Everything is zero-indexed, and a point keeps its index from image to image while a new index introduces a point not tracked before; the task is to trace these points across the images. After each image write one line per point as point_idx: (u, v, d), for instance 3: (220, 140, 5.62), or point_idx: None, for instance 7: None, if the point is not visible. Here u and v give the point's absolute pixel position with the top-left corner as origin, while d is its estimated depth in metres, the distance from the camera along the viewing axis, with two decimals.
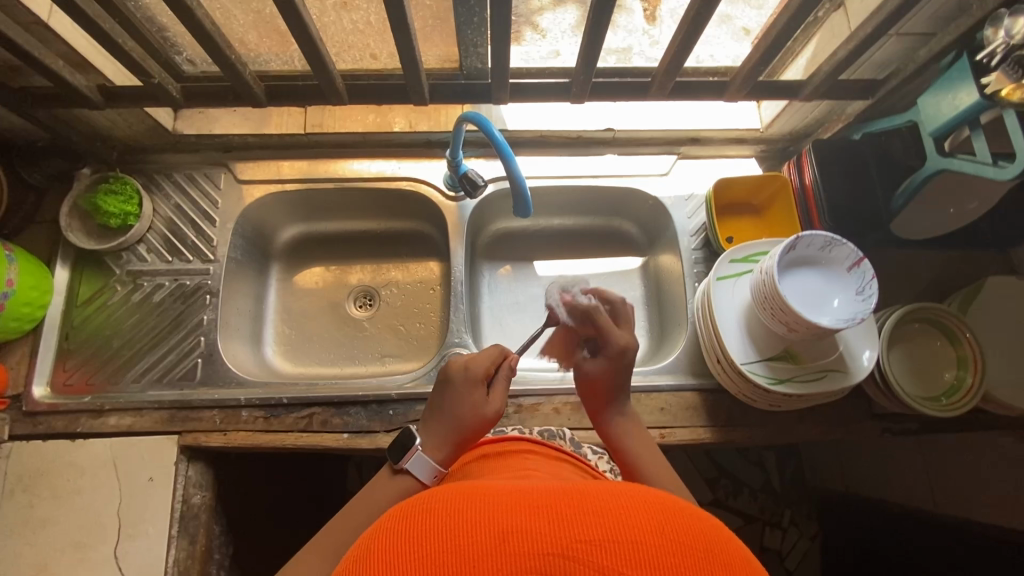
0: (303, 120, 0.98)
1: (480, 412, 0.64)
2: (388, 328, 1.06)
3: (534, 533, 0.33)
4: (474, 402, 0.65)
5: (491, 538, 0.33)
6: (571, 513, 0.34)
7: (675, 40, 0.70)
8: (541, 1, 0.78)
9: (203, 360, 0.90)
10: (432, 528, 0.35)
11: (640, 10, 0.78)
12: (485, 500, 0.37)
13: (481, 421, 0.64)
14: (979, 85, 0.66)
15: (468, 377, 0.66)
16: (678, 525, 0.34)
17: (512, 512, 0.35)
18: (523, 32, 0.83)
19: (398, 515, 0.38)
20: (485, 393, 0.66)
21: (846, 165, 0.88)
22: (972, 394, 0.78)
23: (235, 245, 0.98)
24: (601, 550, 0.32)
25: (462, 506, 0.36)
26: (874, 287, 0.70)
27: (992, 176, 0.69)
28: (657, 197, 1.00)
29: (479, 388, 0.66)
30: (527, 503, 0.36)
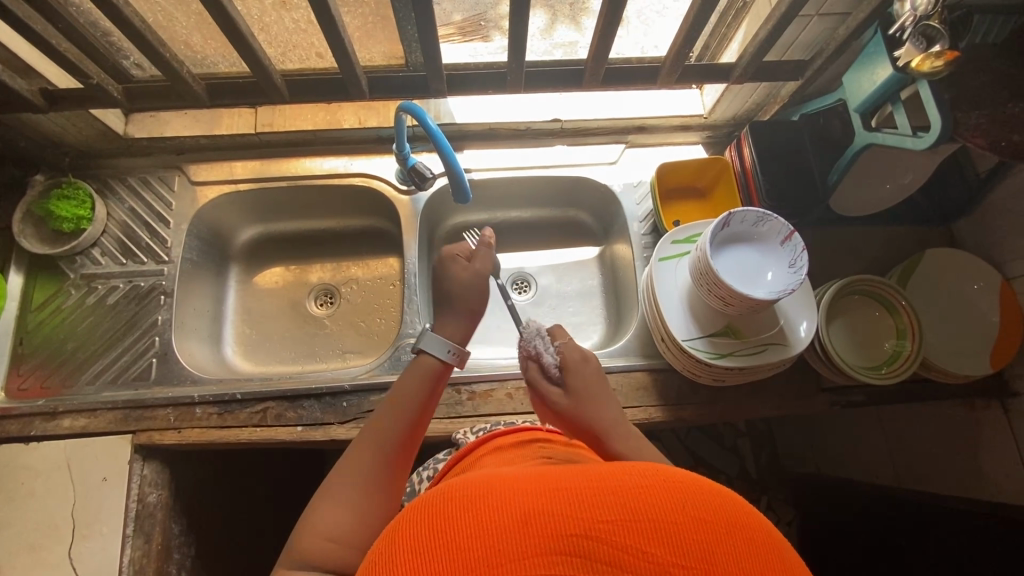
0: (253, 119, 0.98)
1: (462, 275, 0.69)
2: (349, 325, 1.07)
3: (557, 515, 0.34)
4: (453, 270, 0.70)
5: (513, 523, 0.34)
6: (593, 495, 0.35)
7: (598, 29, 0.72)
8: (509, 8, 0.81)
9: (158, 359, 0.90)
10: (454, 512, 0.36)
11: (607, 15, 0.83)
12: (503, 485, 0.37)
13: (462, 280, 0.68)
14: (893, 58, 0.68)
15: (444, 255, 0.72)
16: (697, 503, 0.36)
17: (532, 495, 0.36)
18: (492, 35, 0.85)
19: (417, 505, 0.38)
20: (463, 263, 0.71)
21: (781, 146, 0.90)
22: (912, 360, 0.79)
23: (190, 247, 0.99)
24: (622, 530, 0.33)
25: (483, 491, 0.37)
26: (805, 259, 0.72)
27: (911, 146, 0.71)
28: (608, 185, 1.03)
29: (457, 258, 0.71)
30: (547, 486, 0.37)
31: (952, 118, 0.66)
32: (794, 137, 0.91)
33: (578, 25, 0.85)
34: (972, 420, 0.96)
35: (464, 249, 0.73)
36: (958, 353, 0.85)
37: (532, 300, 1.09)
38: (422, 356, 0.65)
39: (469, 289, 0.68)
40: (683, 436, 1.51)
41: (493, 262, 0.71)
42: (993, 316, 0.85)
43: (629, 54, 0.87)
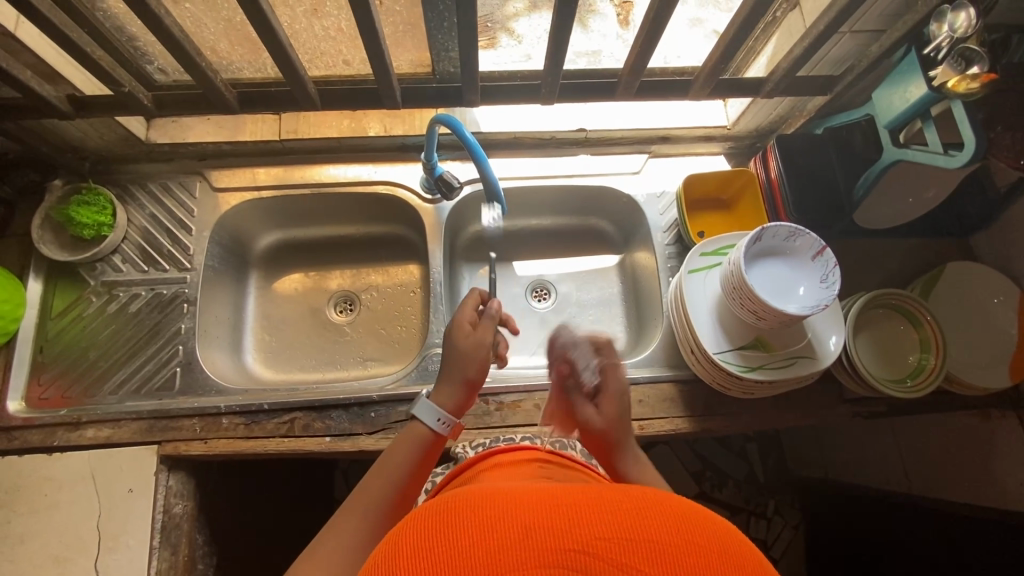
0: (277, 126, 0.98)
1: (463, 347, 0.67)
2: (369, 332, 1.06)
3: (557, 530, 0.35)
4: (456, 339, 0.68)
5: (515, 534, 0.35)
6: (593, 514, 0.37)
7: (638, 41, 0.72)
8: (515, 6, 0.83)
9: (182, 369, 0.89)
10: (458, 522, 0.37)
11: (614, 15, 0.84)
12: (509, 500, 0.39)
13: (463, 355, 0.67)
14: (927, 77, 0.69)
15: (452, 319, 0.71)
16: (689, 527, 0.37)
17: (535, 511, 0.37)
18: (498, 36, 0.86)
19: (423, 512, 0.39)
20: (467, 331, 0.69)
21: (807, 159, 0.91)
22: (935, 374, 0.81)
23: (212, 253, 0.98)
24: (617, 547, 0.34)
25: (487, 504, 0.38)
26: (837, 275, 0.73)
27: (944, 164, 0.72)
28: (631, 195, 1.03)
29: (464, 323, 0.70)
30: (548, 504, 0.38)
31: (985, 137, 0.68)
32: (821, 151, 0.91)
33: (582, 22, 0.85)
34: (987, 431, 0.98)
35: (472, 316, 0.72)
36: (980, 365, 0.86)
37: (552, 308, 1.10)
38: (414, 423, 0.65)
39: (468, 360, 0.67)
40: (693, 441, 1.52)
41: (495, 330, 0.70)
42: (1011, 329, 0.87)
43: (655, 66, 0.87)
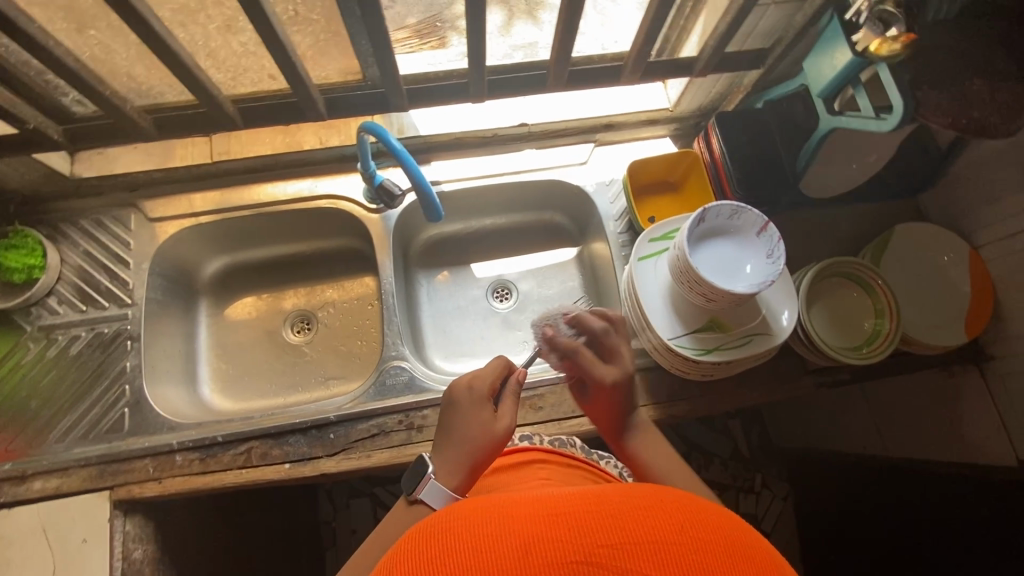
0: (208, 148, 0.95)
1: (491, 430, 0.66)
2: (329, 349, 1.04)
3: (559, 543, 0.35)
4: (482, 421, 0.67)
5: (515, 552, 0.35)
6: (593, 521, 0.37)
7: (559, 29, 0.70)
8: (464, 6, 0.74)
9: (130, 409, 0.86)
10: (457, 546, 0.36)
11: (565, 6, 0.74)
12: (506, 515, 0.39)
13: (490, 437, 0.66)
14: (851, 43, 0.69)
15: (473, 396, 0.69)
16: (694, 523, 0.37)
17: (534, 525, 0.37)
18: (448, 37, 0.79)
19: (419, 539, 0.39)
20: (492, 412, 0.68)
21: (748, 135, 0.90)
22: (891, 339, 0.81)
23: (154, 286, 0.94)
24: (621, 554, 0.34)
25: (485, 524, 0.38)
26: (782, 249, 0.73)
27: (875, 128, 0.72)
28: (581, 186, 1.01)
29: (485, 406, 0.68)
30: (545, 515, 0.38)
31: (913, 98, 0.68)
32: (762, 124, 0.91)
33: (534, 15, 0.76)
34: (950, 387, 0.99)
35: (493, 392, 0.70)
36: (935, 326, 0.88)
37: (514, 307, 1.10)
38: (417, 505, 0.63)
39: (488, 447, 0.65)
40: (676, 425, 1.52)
41: (517, 410, 0.70)
42: (965, 286, 0.89)
43: (590, 52, 0.83)
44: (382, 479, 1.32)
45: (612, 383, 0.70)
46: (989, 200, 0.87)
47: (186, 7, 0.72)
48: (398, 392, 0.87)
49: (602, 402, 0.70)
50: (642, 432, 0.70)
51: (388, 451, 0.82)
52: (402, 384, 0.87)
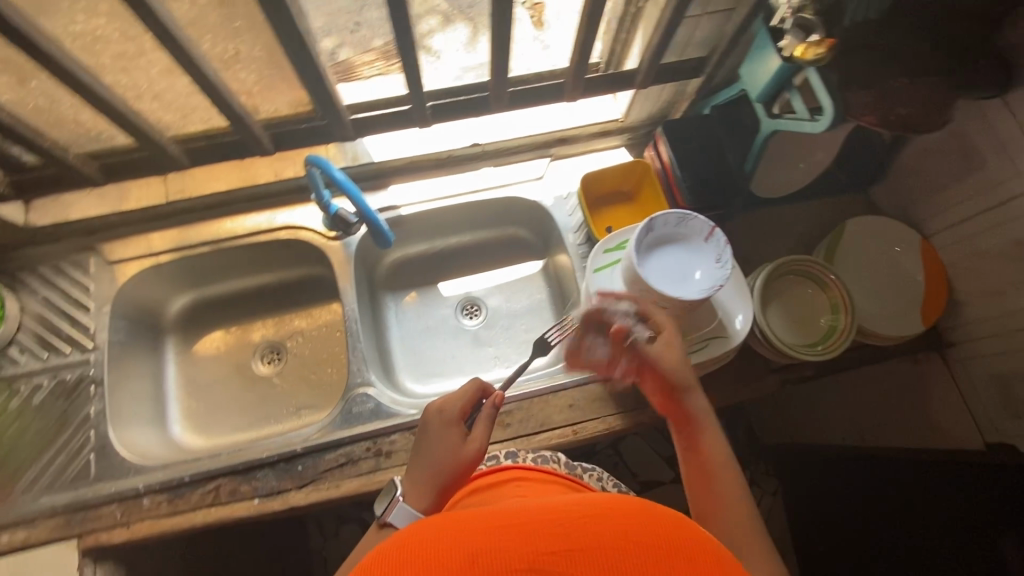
0: (163, 188, 0.96)
1: (458, 456, 0.65)
2: (299, 379, 1.04)
3: (507, 551, 0.39)
4: (450, 446, 0.66)
5: (467, 561, 0.39)
6: (542, 531, 0.41)
7: (493, 50, 0.72)
8: (428, 24, 0.74)
9: (96, 454, 0.86)
10: (414, 557, 0.40)
11: (527, 18, 0.76)
12: (464, 529, 0.42)
13: (457, 463, 0.65)
14: (779, 49, 0.70)
15: (443, 419, 0.68)
16: (633, 530, 0.41)
17: (488, 536, 0.41)
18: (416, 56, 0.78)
19: (382, 552, 0.42)
20: (462, 436, 0.67)
21: (696, 141, 0.92)
22: (846, 334, 0.82)
23: (117, 328, 0.94)
24: (563, 560, 0.38)
25: (443, 536, 0.41)
26: (729, 253, 0.74)
27: (811, 130, 0.73)
28: (539, 201, 1.02)
29: (455, 430, 0.67)
30: (498, 527, 0.42)
31: (841, 100, 0.69)
32: (709, 130, 0.92)
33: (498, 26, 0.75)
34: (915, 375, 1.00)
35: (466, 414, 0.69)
36: (891, 317, 0.89)
37: (483, 324, 1.10)
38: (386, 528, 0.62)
39: (455, 473, 0.65)
40: None
41: (490, 433, 0.68)
42: (918, 275, 0.91)
43: (541, 69, 0.84)
44: (368, 503, 1.31)
45: (664, 362, 0.70)
46: (933, 189, 0.89)
47: (126, 53, 0.74)
48: (364, 420, 0.86)
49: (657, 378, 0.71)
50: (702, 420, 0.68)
51: (357, 479, 0.82)
52: (368, 413, 0.87)
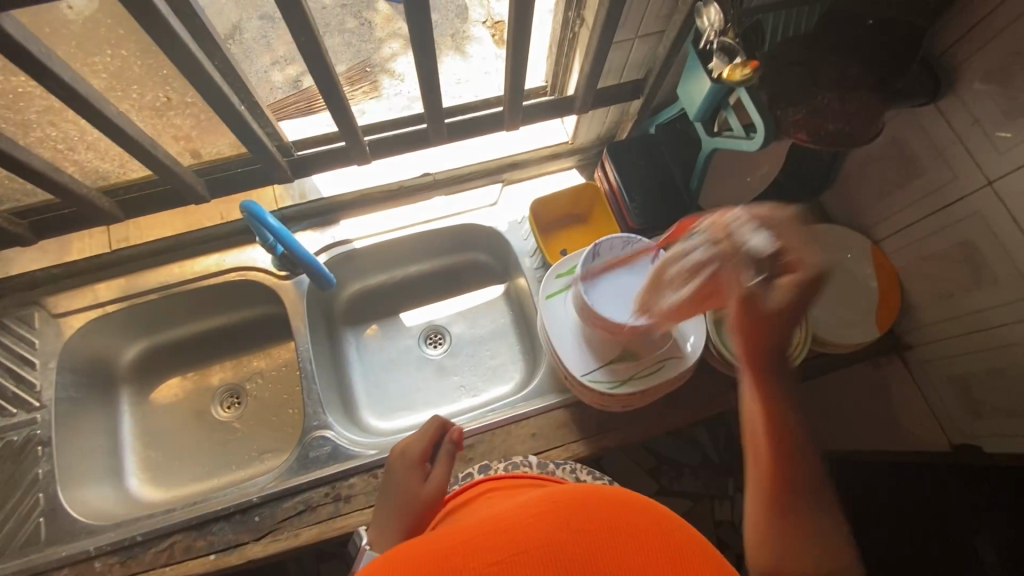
0: (107, 238, 0.95)
1: (421, 495, 0.63)
2: (261, 422, 1.02)
3: (453, 567, 0.37)
4: (411, 485, 0.64)
5: None
6: (489, 541, 0.39)
7: (423, 79, 0.73)
8: (392, 53, 1.02)
9: (46, 518, 0.83)
10: None
11: (488, 37, 0.99)
12: (411, 554, 0.40)
13: (421, 502, 0.62)
14: (709, 70, 0.70)
15: (404, 461, 0.67)
16: (580, 517, 0.40)
17: (433, 558, 0.38)
18: (380, 78, 1.02)
19: None
20: (422, 476, 0.65)
21: (641, 162, 0.92)
22: (800, 347, 0.82)
23: (64, 383, 0.91)
24: (510, 565, 0.37)
25: (387, 566, 0.39)
26: (674, 274, 0.75)
27: (747, 148, 0.74)
28: (493, 227, 1.02)
29: (414, 469, 0.65)
30: (444, 547, 0.40)
31: (773, 119, 0.69)
32: (654, 149, 0.93)
33: (461, 49, 0.99)
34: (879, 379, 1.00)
35: (424, 453, 0.67)
36: (846, 325, 0.89)
37: (446, 353, 1.08)
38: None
39: (420, 512, 0.62)
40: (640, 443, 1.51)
41: (452, 468, 0.66)
42: (871, 281, 0.91)
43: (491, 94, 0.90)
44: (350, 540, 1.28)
45: (777, 310, 0.46)
46: (877, 195, 0.90)
47: (52, 108, 0.72)
48: (322, 463, 0.85)
49: (757, 333, 0.46)
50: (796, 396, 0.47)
51: (316, 528, 0.80)
52: (326, 456, 0.86)
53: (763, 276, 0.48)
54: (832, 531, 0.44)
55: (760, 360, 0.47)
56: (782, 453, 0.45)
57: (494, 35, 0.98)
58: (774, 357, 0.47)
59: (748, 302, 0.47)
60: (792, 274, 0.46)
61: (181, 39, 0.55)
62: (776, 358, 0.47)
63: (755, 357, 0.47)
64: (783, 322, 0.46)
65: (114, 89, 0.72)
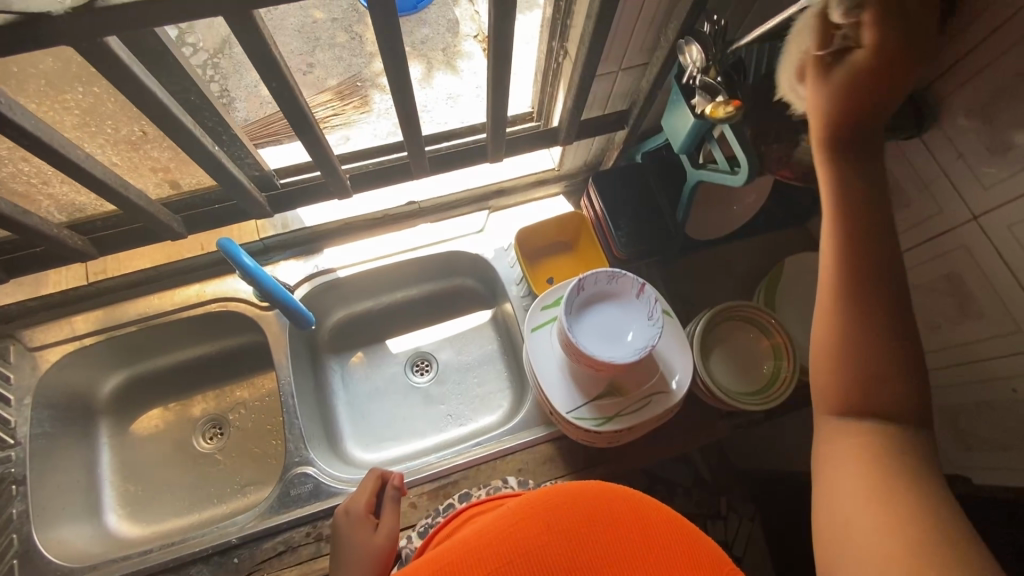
0: (84, 270, 0.93)
1: (374, 544, 0.67)
2: (243, 454, 1.00)
3: None
4: (363, 536, 0.68)
5: None
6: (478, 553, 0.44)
7: (402, 111, 0.72)
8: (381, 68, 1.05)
9: (19, 561, 0.81)
10: None
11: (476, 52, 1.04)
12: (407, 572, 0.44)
13: (375, 549, 0.67)
14: (691, 106, 0.70)
15: (350, 518, 0.71)
16: (557, 517, 0.45)
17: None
18: (370, 91, 1.03)
19: None
20: (372, 526, 0.69)
21: (626, 191, 0.92)
22: (788, 383, 0.81)
23: (40, 419, 0.89)
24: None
25: None
26: (660, 310, 0.73)
27: (732, 182, 0.73)
28: (479, 254, 1.01)
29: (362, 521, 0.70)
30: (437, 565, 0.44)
31: (757, 154, 0.68)
32: (640, 178, 0.92)
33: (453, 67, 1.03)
34: None
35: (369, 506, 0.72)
36: None
37: (433, 381, 1.06)
38: None
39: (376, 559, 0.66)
40: None
41: (400, 513, 0.71)
42: None
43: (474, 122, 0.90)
44: None
45: (871, 81, 0.44)
46: None
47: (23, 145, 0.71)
48: (303, 502, 0.83)
49: (847, 111, 0.45)
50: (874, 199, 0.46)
51: (297, 569, 0.78)
52: (307, 494, 0.84)
53: (850, 27, 0.44)
54: (896, 358, 0.45)
55: (839, 130, 0.46)
56: (850, 286, 0.46)
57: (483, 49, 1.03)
58: (854, 144, 0.47)
59: (823, 61, 0.46)
60: (873, 13, 0.42)
61: (147, 84, 0.54)
62: (858, 146, 0.46)
63: (839, 150, 0.47)
64: (869, 79, 0.44)
65: (88, 125, 0.70)
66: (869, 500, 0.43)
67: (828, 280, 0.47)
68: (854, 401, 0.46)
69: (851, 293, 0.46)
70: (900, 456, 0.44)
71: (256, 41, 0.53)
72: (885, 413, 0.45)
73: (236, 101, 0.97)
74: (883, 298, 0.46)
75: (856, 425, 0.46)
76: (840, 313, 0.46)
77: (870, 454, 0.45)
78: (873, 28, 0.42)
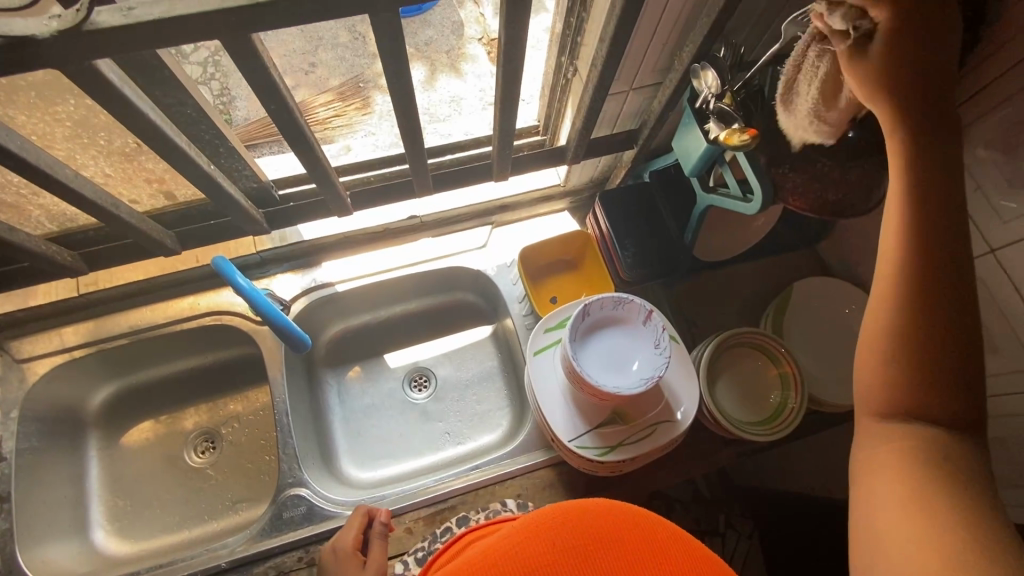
0: (74, 281, 0.90)
1: None
2: (235, 469, 0.98)
3: None
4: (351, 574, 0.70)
5: None
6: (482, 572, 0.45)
7: (404, 128, 0.69)
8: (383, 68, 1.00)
9: None
10: None
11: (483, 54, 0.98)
12: None
13: None
14: (704, 130, 0.68)
15: (339, 555, 0.72)
16: (559, 536, 0.46)
17: None
18: (373, 93, 1.00)
19: None
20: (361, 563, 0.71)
21: (633, 210, 0.89)
22: (795, 415, 0.79)
23: (27, 433, 0.86)
24: None
25: None
26: (667, 339, 0.71)
27: (744, 210, 0.71)
28: (482, 270, 0.99)
29: (351, 557, 0.72)
30: None
31: (771, 183, 0.66)
32: (647, 197, 0.90)
33: (458, 70, 0.98)
34: None
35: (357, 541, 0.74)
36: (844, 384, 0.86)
37: (431, 398, 1.04)
38: None
39: None
40: None
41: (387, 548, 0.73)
42: None
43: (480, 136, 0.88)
44: None
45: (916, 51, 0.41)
46: None
47: None
48: (296, 525, 0.81)
49: (908, 88, 0.42)
50: (942, 176, 0.44)
51: None
52: (300, 518, 0.82)
53: (853, 22, 0.42)
54: (958, 347, 0.43)
55: (891, 103, 0.43)
56: (916, 261, 0.43)
57: (489, 52, 0.96)
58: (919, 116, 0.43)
59: (854, 53, 0.43)
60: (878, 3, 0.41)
61: (139, 104, 0.51)
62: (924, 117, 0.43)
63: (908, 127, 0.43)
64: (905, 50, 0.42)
65: (80, 136, 0.68)
66: (907, 504, 0.41)
67: (891, 257, 0.45)
68: (909, 392, 0.43)
69: (905, 271, 0.44)
70: (950, 455, 0.42)
71: (253, 63, 0.51)
72: (935, 408, 0.43)
73: (236, 99, 0.88)
74: (947, 276, 0.43)
75: (908, 424, 0.44)
76: (897, 295, 0.44)
77: (909, 456, 0.43)
78: (884, 3, 0.40)
